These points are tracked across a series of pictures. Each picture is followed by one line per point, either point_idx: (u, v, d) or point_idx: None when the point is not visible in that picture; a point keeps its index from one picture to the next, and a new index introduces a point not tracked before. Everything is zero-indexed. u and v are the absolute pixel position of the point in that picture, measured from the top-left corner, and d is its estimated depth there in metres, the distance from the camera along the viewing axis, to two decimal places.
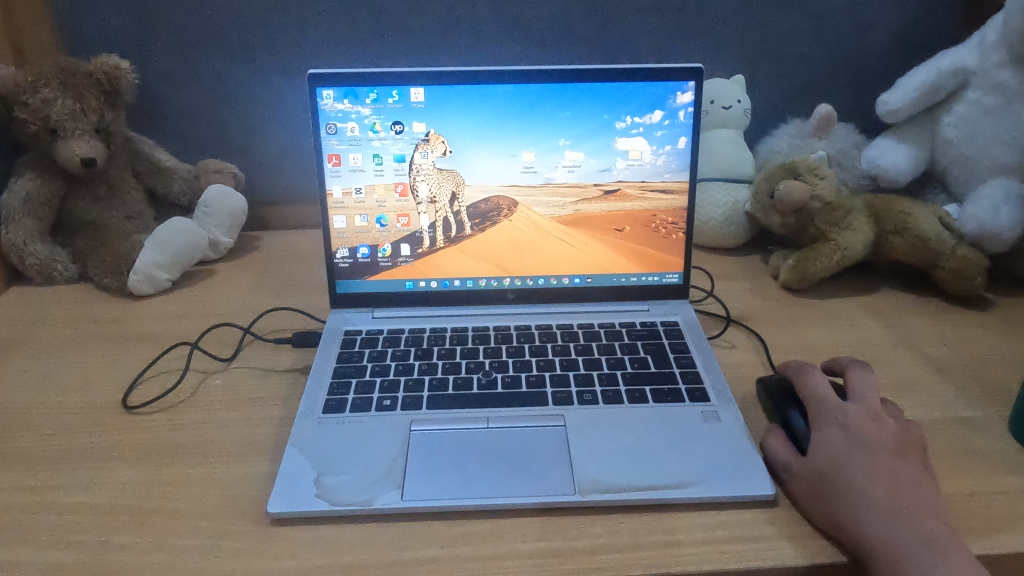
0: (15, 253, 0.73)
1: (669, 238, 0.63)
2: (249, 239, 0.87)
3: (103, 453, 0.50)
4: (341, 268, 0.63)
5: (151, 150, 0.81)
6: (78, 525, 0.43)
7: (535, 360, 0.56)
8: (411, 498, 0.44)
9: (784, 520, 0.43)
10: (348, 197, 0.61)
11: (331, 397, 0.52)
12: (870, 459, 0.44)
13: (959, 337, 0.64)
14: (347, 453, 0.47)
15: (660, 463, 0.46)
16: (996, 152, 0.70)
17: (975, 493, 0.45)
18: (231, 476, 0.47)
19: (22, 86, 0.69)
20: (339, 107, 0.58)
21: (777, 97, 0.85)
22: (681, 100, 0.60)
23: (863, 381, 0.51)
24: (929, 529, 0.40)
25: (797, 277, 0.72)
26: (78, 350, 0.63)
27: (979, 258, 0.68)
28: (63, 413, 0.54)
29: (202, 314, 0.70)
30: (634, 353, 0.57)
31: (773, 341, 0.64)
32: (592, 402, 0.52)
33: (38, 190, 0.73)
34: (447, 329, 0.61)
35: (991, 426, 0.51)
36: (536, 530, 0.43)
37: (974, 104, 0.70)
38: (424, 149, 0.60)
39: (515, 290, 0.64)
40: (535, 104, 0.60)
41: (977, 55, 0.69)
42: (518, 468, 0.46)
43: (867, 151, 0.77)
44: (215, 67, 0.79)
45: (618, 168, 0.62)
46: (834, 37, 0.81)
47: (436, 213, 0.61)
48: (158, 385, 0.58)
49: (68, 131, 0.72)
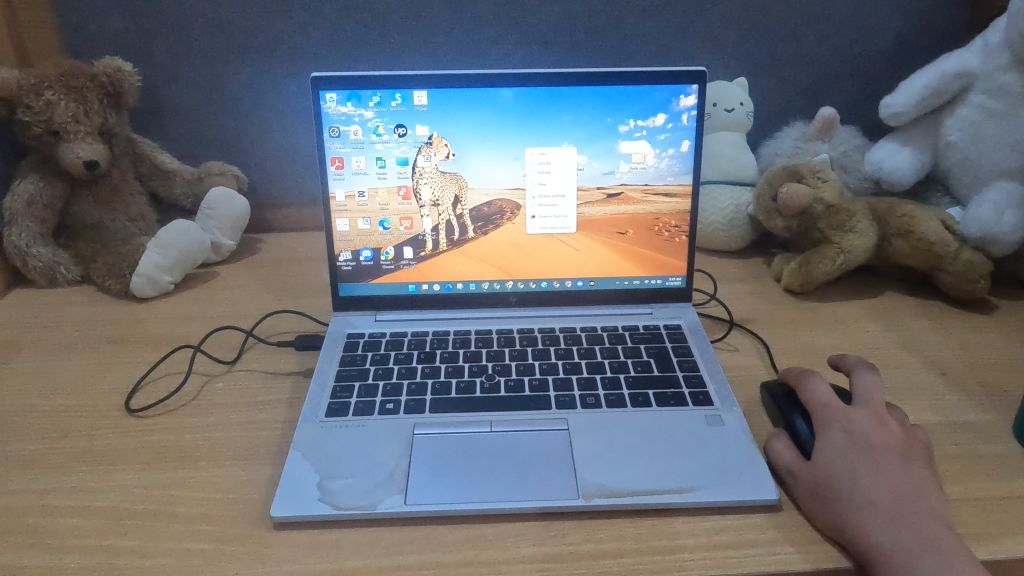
0: (18, 256, 0.73)
1: (672, 241, 0.63)
2: (251, 241, 0.88)
3: (105, 456, 0.50)
4: (343, 271, 0.63)
5: (153, 152, 0.81)
6: (80, 529, 0.43)
7: (537, 363, 0.56)
8: (413, 503, 0.44)
9: (788, 525, 0.43)
10: (351, 200, 0.61)
11: (334, 401, 0.52)
12: (874, 464, 0.43)
13: (962, 340, 0.64)
14: (350, 457, 0.47)
15: (663, 467, 0.46)
16: (999, 155, 0.70)
17: (979, 498, 0.45)
18: (233, 480, 0.47)
19: (25, 89, 0.69)
20: (342, 110, 0.58)
21: (779, 100, 0.85)
22: (684, 103, 0.60)
23: (867, 384, 0.51)
24: (933, 534, 0.40)
25: (799, 280, 0.72)
26: (80, 353, 0.63)
27: (982, 261, 0.68)
28: (66, 416, 0.54)
29: (204, 316, 0.70)
30: (637, 357, 0.57)
31: (775, 344, 0.64)
32: (595, 405, 0.52)
33: (41, 192, 0.73)
34: (450, 332, 0.61)
35: (994, 430, 0.51)
36: (539, 535, 0.43)
37: (976, 107, 0.70)
38: (427, 152, 0.60)
39: (518, 293, 0.64)
40: (538, 107, 0.60)
41: (980, 58, 0.69)
42: (521, 472, 0.46)
43: (870, 154, 0.77)
44: (217, 69, 0.79)
45: (621, 171, 0.62)
46: (836, 39, 0.81)
47: (439, 216, 0.62)
48: (160, 387, 0.58)
49: (70, 133, 0.72)
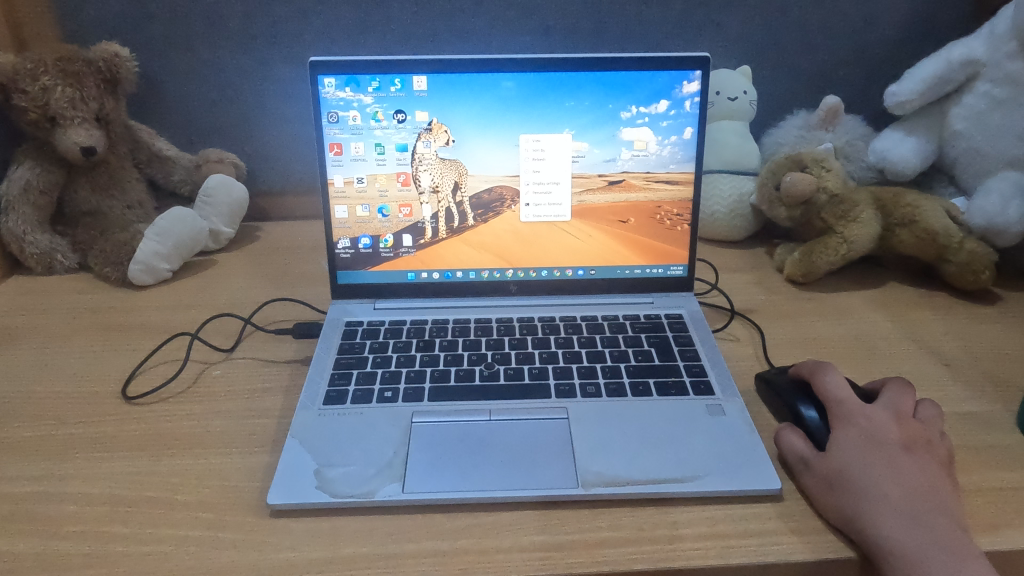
0: (15, 244, 0.72)
1: (674, 230, 0.63)
2: (249, 229, 0.87)
3: (101, 444, 0.49)
4: (342, 258, 0.62)
5: (151, 139, 0.81)
6: (76, 516, 0.43)
7: (538, 352, 0.56)
8: (412, 491, 0.43)
9: (792, 515, 0.43)
10: (349, 186, 0.60)
11: (332, 388, 0.52)
12: (879, 457, 0.43)
13: (967, 331, 0.63)
14: (348, 446, 0.47)
15: (664, 457, 0.46)
16: (1004, 144, 0.69)
17: (984, 489, 0.45)
18: (230, 468, 0.47)
19: (21, 73, 0.68)
20: (341, 95, 0.58)
21: (783, 88, 0.84)
22: (687, 89, 0.59)
23: (890, 390, 0.49)
24: (938, 527, 0.39)
25: (802, 270, 0.72)
26: (76, 341, 0.62)
27: (987, 252, 0.68)
28: (63, 403, 0.54)
29: (203, 304, 0.69)
30: (639, 346, 0.57)
31: (777, 334, 0.63)
32: (595, 394, 0.52)
33: (38, 179, 0.73)
34: (450, 320, 0.60)
35: (997, 421, 0.51)
36: (538, 524, 0.42)
37: (984, 96, 0.69)
38: (427, 138, 0.59)
39: (518, 281, 0.63)
40: (539, 93, 0.59)
41: (988, 46, 0.68)
42: (521, 460, 0.46)
43: (875, 143, 0.76)
44: (215, 55, 0.78)
45: (623, 158, 0.61)
46: (842, 27, 0.80)
47: (438, 203, 0.61)
48: (157, 375, 0.57)
49: (67, 119, 0.71)
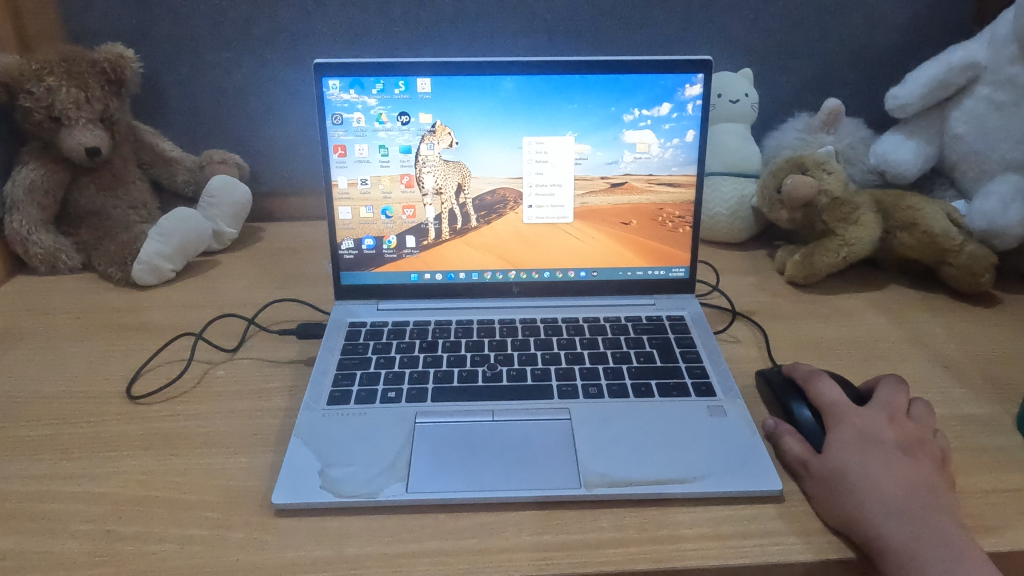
0: (20, 244, 0.73)
1: (676, 232, 0.63)
2: (252, 230, 0.87)
3: (105, 443, 0.49)
4: (346, 259, 0.63)
5: (155, 140, 0.81)
6: (81, 514, 0.43)
7: (541, 353, 0.56)
8: (416, 491, 0.44)
9: (793, 516, 0.43)
10: (353, 187, 0.61)
11: (336, 389, 0.52)
12: (878, 458, 0.43)
13: (967, 334, 0.63)
14: (353, 445, 0.47)
15: (665, 458, 0.46)
16: (1005, 148, 0.69)
17: (983, 490, 0.45)
18: (235, 467, 0.47)
19: (27, 74, 0.68)
20: (344, 97, 0.58)
21: (784, 91, 0.84)
22: (690, 92, 0.60)
23: (887, 390, 0.49)
24: (937, 528, 0.40)
25: (803, 273, 0.72)
26: (80, 341, 0.62)
27: (987, 255, 0.68)
28: (68, 403, 0.54)
29: (206, 304, 0.69)
30: (640, 348, 0.57)
31: (778, 336, 0.63)
32: (597, 396, 0.52)
33: (42, 179, 0.73)
34: (453, 321, 0.60)
35: (997, 423, 0.51)
36: (541, 524, 0.43)
37: (984, 99, 0.69)
38: (430, 140, 0.60)
39: (521, 282, 0.64)
40: (542, 96, 0.59)
41: (989, 50, 0.68)
42: (525, 460, 0.46)
43: (874, 146, 0.77)
44: (220, 56, 0.78)
45: (625, 160, 0.61)
46: (843, 30, 0.81)
47: (442, 204, 0.61)
48: (162, 374, 0.58)
49: (72, 119, 0.71)
